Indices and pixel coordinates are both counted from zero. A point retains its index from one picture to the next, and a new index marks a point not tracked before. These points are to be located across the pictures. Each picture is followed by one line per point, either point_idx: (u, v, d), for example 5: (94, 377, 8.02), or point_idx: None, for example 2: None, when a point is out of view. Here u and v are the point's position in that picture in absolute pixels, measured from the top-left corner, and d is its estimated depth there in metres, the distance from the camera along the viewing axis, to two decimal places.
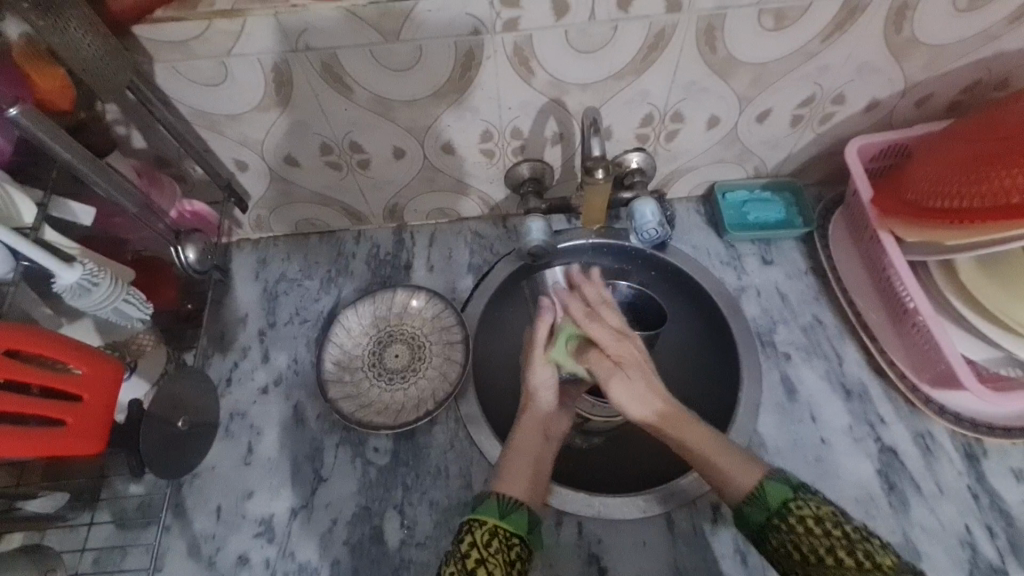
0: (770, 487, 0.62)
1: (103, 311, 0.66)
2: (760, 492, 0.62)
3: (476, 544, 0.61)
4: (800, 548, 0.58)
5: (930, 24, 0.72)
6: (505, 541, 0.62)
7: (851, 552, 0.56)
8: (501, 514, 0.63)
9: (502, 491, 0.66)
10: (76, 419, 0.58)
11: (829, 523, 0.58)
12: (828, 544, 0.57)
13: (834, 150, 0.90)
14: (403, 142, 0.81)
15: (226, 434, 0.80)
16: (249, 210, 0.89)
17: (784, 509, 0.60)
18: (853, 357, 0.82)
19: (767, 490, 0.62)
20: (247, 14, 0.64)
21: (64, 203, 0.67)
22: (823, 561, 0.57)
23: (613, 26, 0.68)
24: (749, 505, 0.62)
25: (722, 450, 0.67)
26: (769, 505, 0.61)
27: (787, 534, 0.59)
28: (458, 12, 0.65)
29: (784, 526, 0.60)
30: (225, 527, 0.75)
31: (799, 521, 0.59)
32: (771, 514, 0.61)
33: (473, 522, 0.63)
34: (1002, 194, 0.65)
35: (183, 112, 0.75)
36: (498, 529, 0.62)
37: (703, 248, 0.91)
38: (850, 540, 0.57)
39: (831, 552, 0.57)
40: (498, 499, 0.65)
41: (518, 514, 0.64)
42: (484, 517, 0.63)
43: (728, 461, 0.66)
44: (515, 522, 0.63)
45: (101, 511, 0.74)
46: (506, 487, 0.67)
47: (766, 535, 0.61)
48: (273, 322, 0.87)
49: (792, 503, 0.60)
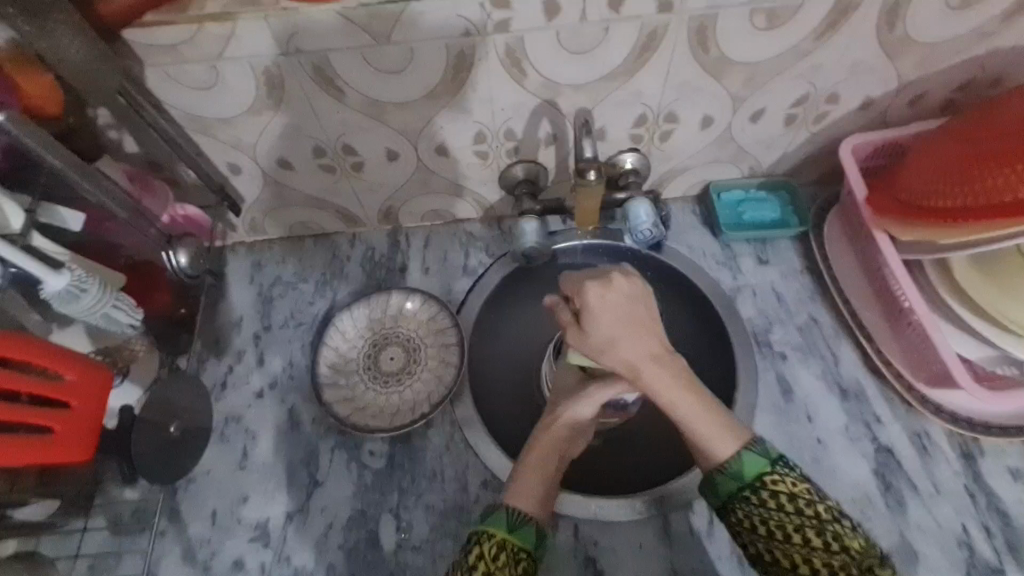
0: (748, 457, 0.62)
1: (92, 317, 0.66)
2: (737, 463, 0.62)
3: (484, 557, 0.61)
4: (768, 522, 0.60)
5: (922, 22, 0.72)
6: (513, 556, 0.62)
7: (818, 531, 0.58)
8: (510, 527, 0.63)
9: (514, 503, 0.65)
10: (64, 426, 0.57)
11: (803, 502, 0.59)
12: (799, 522, 0.59)
13: (830, 149, 0.89)
14: (396, 145, 0.81)
15: (221, 439, 0.80)
16: (243, 213, 0.89)
17: (758, 482, 0.61)
18: (850, 357, 0.82)
19: (744, 461, 0.61)
20: (237, 17, 0.64)
21: (52, 208, 0.68)
22: (789, 537, 0.59)
23: (605, 27, 0.68)
24: (721, 473, 0.62)
25: (704, 409, 0.64)
26: (744, 476, 0.61)
27: (758, 509, 0.60)
28: (449, 15, 0.65)
29: (755, 499, 0.60)
30: (221, 532, 0.75)
31: (771, 496, 0.60)
32: (744, 486, 0.61)
33: (482, 534, 0.63)
34: (995, 193, 0.64)
35: (175, 117, 0.75)
36: (507, 542, 0.62)
37: (699, 248, 0.91)
38: (821, 520, 0.58)
39: (800, 530, 0.59)
40: (509, 512, 0.64)
41: (525, 530, 0.64)
42: (493, 530, 0.63)
43: (689, 407, 0.64)
44: (524, 537, 0.63)
45: (95, 517, 0.72)
46: (517, 498, 0.66)
47: (733, 504, 0.62)
48: (268, 326, 0.87)
49: (767, 476, 0.61)
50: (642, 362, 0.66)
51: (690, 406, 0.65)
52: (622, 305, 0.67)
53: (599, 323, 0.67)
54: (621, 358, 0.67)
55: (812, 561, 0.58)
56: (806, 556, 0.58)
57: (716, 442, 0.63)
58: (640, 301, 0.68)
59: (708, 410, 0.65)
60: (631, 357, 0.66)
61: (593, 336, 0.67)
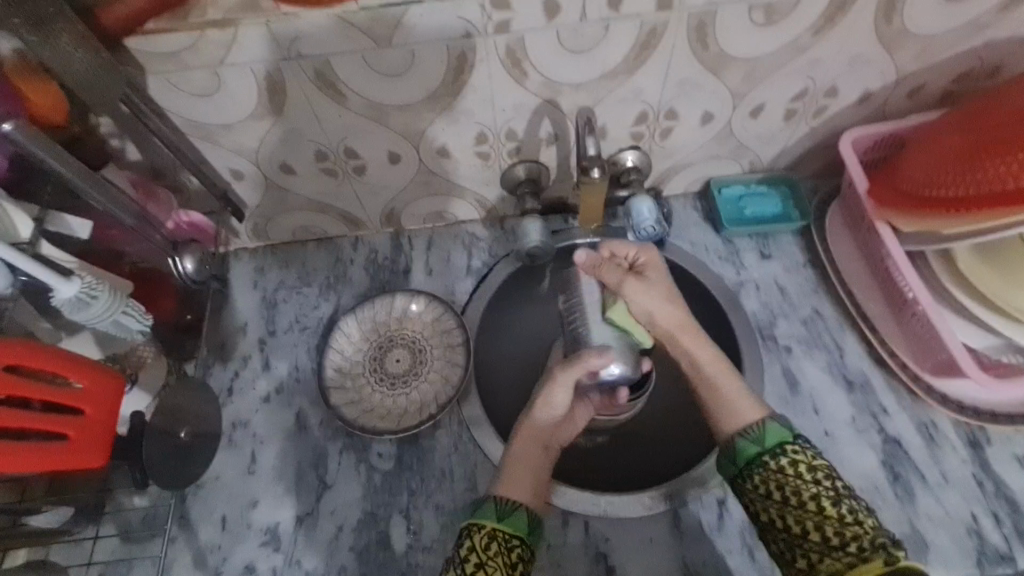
0: (770, 428, 0.64)
1: (103, 324, 0.66)
2: (760, 430, 0.64)
3: (475, 548, 0.61)
4: (784, 487, 0.61)
5: (920, 14, 0.72)
6: (504, 545, 0.62)
7: (835, 503, 0.59)
8: (498, 517, 0.64)
9: (503, 494, 0.66)
10: (78, 433, 0.58)
11: (822, 473, 0.60)
12: (815, 490, 0.60)
13: (829, 142, 0.90)
14: (399, 147, 0.81)
15: (228, 444, 0.80)
16: (245, 219, 0.89)
17: (778, 450, 0.62)
18: (854, 349, 0.82)
19: (766, 430, 0.64)
20: (238, 23, 0.64)
21: (61, 217, 0.67)
22: (804, 503, 0.59)
23: (604, 26, 0.68)
24: (744, 439, 0.64)
25: (728, 376, 0.70)
26: (765, 443, 0.63)
27: (774, 473, 0.61)
28: (449, 16, 0.66)
29: (773, 465, 0.62)
30: (231, 537, 0.75)
31: (791, 464, 0.61)
32: (764, 452, 0.63)
33: (472, 527, 0.63)
34: (993, 183, 0.65)
35: (177, 124, 0.75)
36: (497, 533, 0.62)
37: (701, 243, 0.91)
38: (839, 492, 0.59)
39: (815, 500, 0.59)
40: (495, 503, 0.65)
41: (515, 517, 0.64)
42: (482, 521, 0.63)
43: (733, 390, 0.68)
44: (514, 525, 0.64)
45: (106, 525, 0.74)
46: (510, 490, 0.66)
47: (751, 471, 0.63)
48: (273, 331, 0.87)
49: (788, 446, 0.62)
50: (682, 328, 0.73)
51: (729, 380, 0.69)
52: (659, 284, 0.75)
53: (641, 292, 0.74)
54: (665, 321, 0.73)
55: (823, 528, 0.58)
56: (818, 523, 0.58)
57: (742, 410, 0.67)
58: (668, 279, 0.76)
59: (729, 375, 0.70)
60: (669, 322, 0.73)
61: (639, 304, 0.74)
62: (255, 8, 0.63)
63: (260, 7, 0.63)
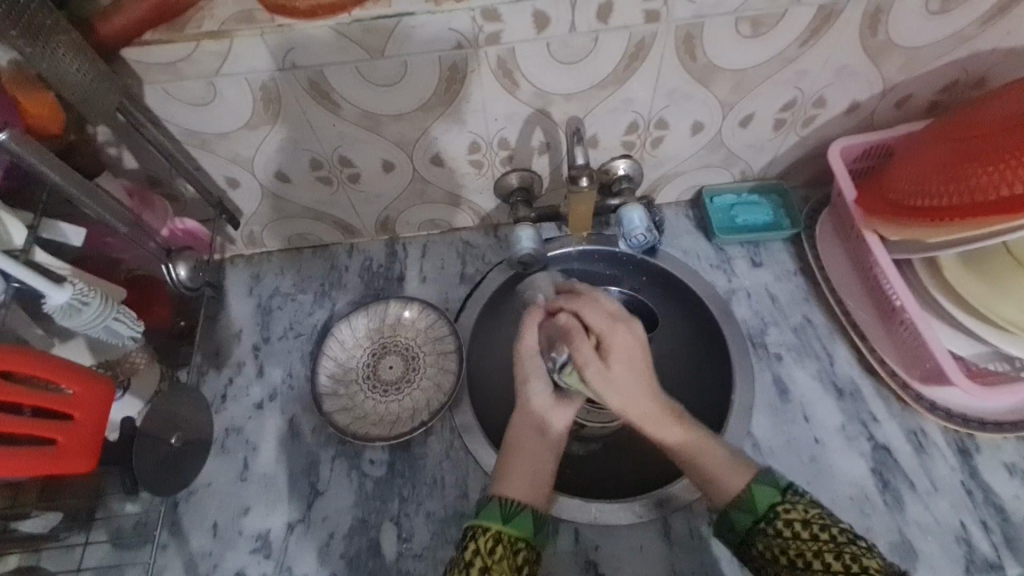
0: (758, 491, 0.64)
1: (96, 331, 0.67)
2: (748, 496, 0.65)
3: (480, 552, 0.61)
4: (787, 552, 0.60)
5: (905, 26, 0.73)
6: (510, 548, 0.63)
7: (838, 555, 0.58)
8: (504, 519, 0.64)
9: (504, 493, 0.67)
10: (67, 438, 0.58)
11: (816, 526, 0.60)
12: (815, 547, 0.59)
13: (819, 151, 0.91)
14: (392, 156, 0.82)
15: (221, 451, 0.80)
16: (242, 225, 0.90)
17: (771, 513, 0.63)
18: (845, 357, 0.83)
19: (754, 493, 0.65)
20: (233, 35, 0.65)
21: (55, 225, 0.68)
22: (809, 563, 0.59)
23: (594, 38, 0.69)
24: (736, 510, 0.65)
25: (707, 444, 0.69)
26: (757, 509, 0.64)
27: (774, 539, 0.61)
28: (440, 28, 0.67)
29: (771, 530, 0.62)
30: (222, 544, 0.75)
31: (786, 525, 0.61)
32: (760, 517, 0.63)
33: (475, 529, 0.63)
34: (978, 192, 0.66)
35: (173, 132, 0.76)
36: (501, 535, 0.63)
37: (693, 252, 0.92)
38: (837, 543, 0.59)
39: (818, 556, 0.59)
40: (501, 503, 0.66)
41: (520, 517, 0.65)
42: (487, 523, 0.64)
43: (717, 458, 0.68)
44: (520, 526, 0.64)
45: (97, 531, 0.73)
46: (508, 488, 0.67)
47: (753, 538, 0.63)
48: (267, 338, 0.88)
49: (779, 506, 0.63)
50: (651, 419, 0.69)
51: (699, 449, 0.68)
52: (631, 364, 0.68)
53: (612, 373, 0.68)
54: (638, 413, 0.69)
55: None
56: None
57: (731, 480, 0.67)
58: (635, 362, 0.68)
59: (702, 442, 0.69)
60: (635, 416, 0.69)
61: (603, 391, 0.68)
62: (250, 19, 0.65)
63: (255, 17, 0.65)
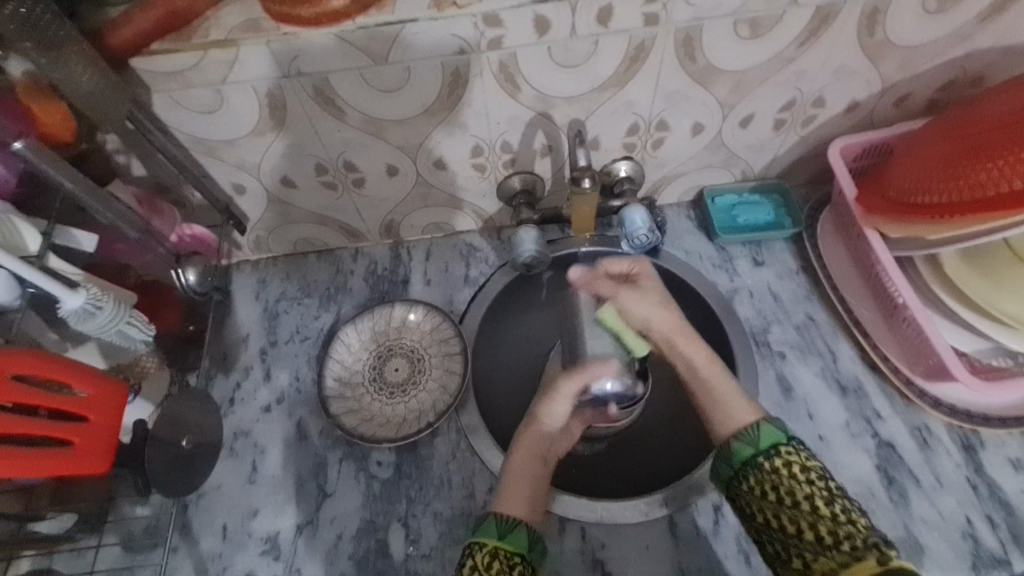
0: (765, 430, 0.64)
1: (108, 335, 0.68)
2: (754, 434, 0.65)
3: (477, 567, 0.61)
4: (778, 488, 0.61)
5: (902, 26, 0.74)
6: (507, 563, 0.62)
7: (828, 503, 0.59)
8: (500, 535, 0.64)
9: (502, 510, 0.67)
10: (82, 439, 0.59)
11: (814, 474, 0.61)
12: (808, 491, 0.60)
13: (819, 151, 0.91)
14: (396, 160, 0.83)
15: (229, 453, 0.81)
16: (247, 231, 0.91)
17: (772, 451, 0.63)
18: (847, 354, 0.83)
19: (762, 431, 0.64)
20: (240, 44, 0.66)
21: (66, 231, 0.69)
22: (798, 503, 0.60)
23: (594, 42, 0.70)
24: (737, 445, 0.65)
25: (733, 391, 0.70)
26: (759, 444, 0.64)
27: (768, 475, 0.62)
28: (443, 34, 0.68)
29: (767, 466, 0.62)
30: (232, 546, 0.76)
31: (784, 465, 0.62)
32: (759, 453, 0.63)
33: (473, 546, 0.64)
34: (975, 189, 0.67)
35: (181, 140, 0.77)
36: (498, 550, 0.63)
37: (695, 252, 0.93)
38: (831, 493, 0.60)
39: (809, 499, 0.60)
40: (497, 519, 0.65)
41: (515, 535, 0.65)
42: (484, 540, 0.64)
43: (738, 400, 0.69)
44: (515, 542, 0.64)
45: (108, 534, 0.74)
46: (506, 505, 0.67)
47: (746, 472, 0.64)
48: (274, 341, 0.89)
49: (781, 448, 0.63)
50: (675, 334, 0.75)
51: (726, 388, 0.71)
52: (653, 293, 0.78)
53: (634, 302, 0.77)
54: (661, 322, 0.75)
55: (818, 527, 0.58)
56: (813, 523, 0.59)
57: (740, 416, 0.67)
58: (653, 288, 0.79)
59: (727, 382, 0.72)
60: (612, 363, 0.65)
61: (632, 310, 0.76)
62: (256, 28, 0.66)
63: (261, 26, 0.66)
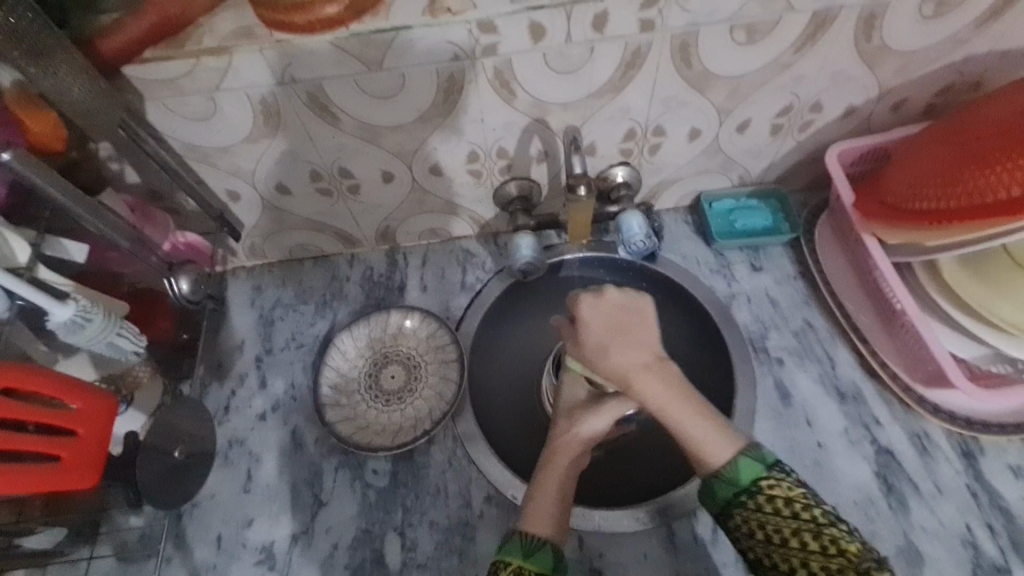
0: (743, 463, 0.61)
1: (96, 345, 0.68)
2: (732, 469, 0.61)
3: None
4: (766, 526, 0.59)
5: (899, 31, 0.73)
6: None
7: (816, 537, 0.57)
8: (525, 554, 0.62)
9: (529, 529, 0.63)
10: (70, 454, 0.59)
11: (799, 506, 0.58)
12: (794, 526, 0.58)
13: (816, 155, 0.91)
14: (392, 167, 0.82)
15: (224, 462, 0.81)
16: (242, 238, 0.91)
17: (753, 487, 0.60)
18: (845, 360, 0.83)
19: (739, 466, 0.61)
20: (233, 51, 0.65)
21: (58, 241, 0.70)
22: (787, 539, 0.58)
23: (590, 48, 0.70)
24: (717, 479, 0.61)
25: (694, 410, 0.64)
26: (738, 481, 0.60)
27: (755, 513, 0.59)
28: (438, 41, 0.67)
29: (752, 503, 0.60)
30: (226, 556, 0.75)
31: (768, 500, 0.59)
32: (740, 491, 0.60)
33: (498, 563, 0.62)
34: (972, 196, 0.66)
35: (174, 147, 0.76)
36: (523, 569, 0.61)
37: (692, 257, 0.92)
38: (818, 524, 0.57)
39: (797, 535, 0.58)
40: (521, 538, 0.63)
41: (543, 554, 0.62)
42: (509, 558, 0.62)
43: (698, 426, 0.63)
44: (540, 561, 0.62)
45: (101, 545, 0.74)
46: (532, 524, 0.64)
47: (730, 511, 0.61)
48: (270, 349, 0.88)
49: (763, 481, 0.60)
50: (635, 368, 0.66)
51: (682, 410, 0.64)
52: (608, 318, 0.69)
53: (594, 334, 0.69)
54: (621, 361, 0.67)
55: (810, 564, 0.57)
56: (804, 559, 0.57)
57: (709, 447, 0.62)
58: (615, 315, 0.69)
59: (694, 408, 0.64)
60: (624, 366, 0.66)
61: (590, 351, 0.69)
62: (249, 35, 0.66)
63: (254, 33, 0.66)
